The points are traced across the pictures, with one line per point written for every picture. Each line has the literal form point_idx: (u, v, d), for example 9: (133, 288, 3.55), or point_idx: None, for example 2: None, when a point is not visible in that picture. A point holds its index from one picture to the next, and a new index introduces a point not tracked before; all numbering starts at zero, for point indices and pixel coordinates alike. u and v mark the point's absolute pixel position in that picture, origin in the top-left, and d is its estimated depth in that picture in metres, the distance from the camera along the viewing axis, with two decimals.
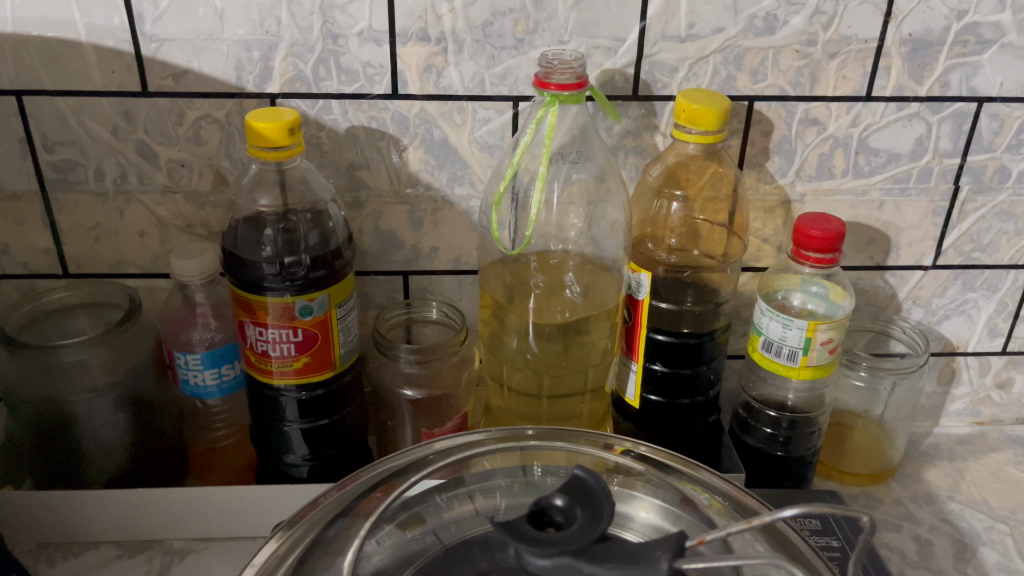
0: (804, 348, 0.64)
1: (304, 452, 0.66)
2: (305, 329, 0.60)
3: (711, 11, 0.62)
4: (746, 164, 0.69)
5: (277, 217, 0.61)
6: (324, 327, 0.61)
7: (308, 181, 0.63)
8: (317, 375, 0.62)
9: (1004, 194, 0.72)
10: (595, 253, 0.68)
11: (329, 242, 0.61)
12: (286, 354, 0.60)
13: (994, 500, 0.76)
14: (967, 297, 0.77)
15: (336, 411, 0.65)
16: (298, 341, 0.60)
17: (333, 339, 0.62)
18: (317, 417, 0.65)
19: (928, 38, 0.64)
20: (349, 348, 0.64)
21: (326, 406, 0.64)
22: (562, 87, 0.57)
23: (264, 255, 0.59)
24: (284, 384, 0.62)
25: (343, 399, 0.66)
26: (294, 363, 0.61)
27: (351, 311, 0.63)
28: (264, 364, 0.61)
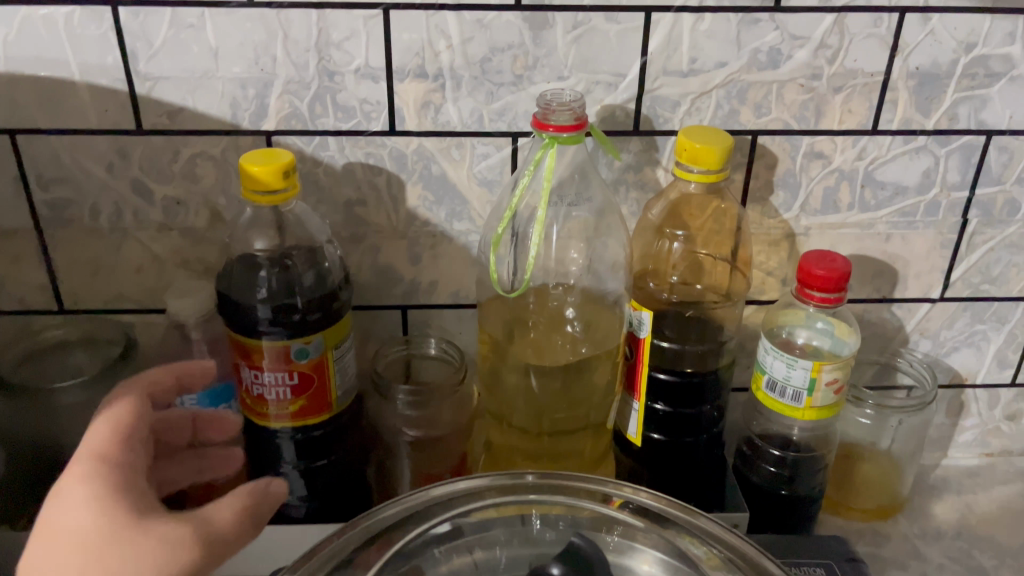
0: (809, 389, 0.63)
1: (301, 492, 0.65)
2: (301, 372, 0.59)
3: (714, 46, 0.61)
4: (750, 198, 0.68)
5: (273, 259, 0.60)
6: (320, 370, 0.60)
7: (304, 222, 0.62)
8: (313, 417, 0.61)
9: (1013, 226, 0.70)
10: (597, 289, 0.67)
11: (325, 283, 0.61)
12: (282, 397, 0.60)
13: (1003, 536, 0.75)
14: (976, 329, 0.76)
15: (333, 450, 0.65)
16: (294, 383, 0.59)
17: (330, 383, 0.61)
18: (315, 457, 0.64)
19: (935, 71, 0.63)
20: (346, 389, 0.63)
21: (324, 446, 0.64)
22: (561, 129, 0.56)
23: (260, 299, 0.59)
24: (279, 426, 0.61)
25: (340, 437, 0.65)
26: (291, 406, 0.60)
27: (347, 353, 0.62)
28: (259, 406, 0.61)
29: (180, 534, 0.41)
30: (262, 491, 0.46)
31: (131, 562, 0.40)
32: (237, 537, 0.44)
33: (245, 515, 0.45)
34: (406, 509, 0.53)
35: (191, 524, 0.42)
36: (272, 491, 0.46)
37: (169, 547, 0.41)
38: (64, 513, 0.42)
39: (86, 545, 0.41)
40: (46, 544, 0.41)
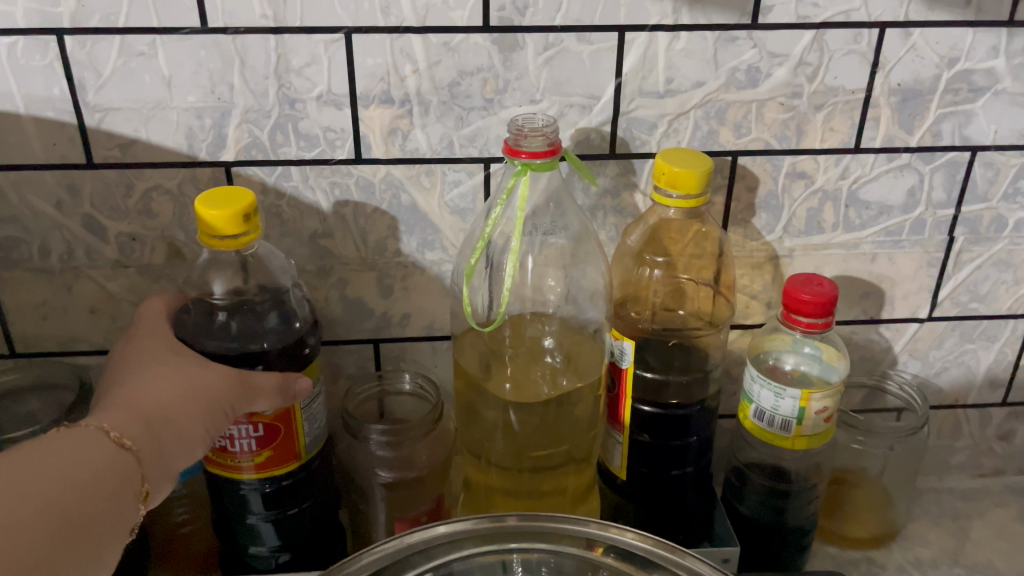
0: (798, 418, 0.61)
1: (273, 543, 0.62)
2: (266, 422, 0.56)
3: (691, 65, 0.59)
4: (732, 221, 0.66)
5: (234, 303, 0.57)
6: (287, 419, 0.57)
7: (268, 258, 0.59)
8: (282, 467, 0.58)
9: (1001, 243, 0.69)
10: (576, 317, 0.64)
11: (291, 325, 0.58)
12: (246, 449, 0.56)
13: (1002, 562, 0.72)
14: (965, 349, 0.73)
15: (304, 499, 0.61)
16: (259, 433, 0.56)
17: (297, 433, 0.58)
18: (284, 506, 0.60)
19: (918, 87, 0.61)
20: (315, 434, 0.60)
21: (293, 495, 0.60)
22: (533, 155, 0.53)
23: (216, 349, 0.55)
24: (245, 479, 0.58)
25: (309, 483, 0.61)
26: (256, 457, 0.57)
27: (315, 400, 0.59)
28: (220, 458, 0.57)
29: (228, 371, 0.53)
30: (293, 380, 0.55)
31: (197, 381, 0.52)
32: (269, 397, 0.54)
33: (282, 381, 0.55)
34: (386, 559, 0.51)
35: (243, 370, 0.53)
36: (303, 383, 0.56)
37: (226, 370, 0.53)
38: (153, 338, 0.55)
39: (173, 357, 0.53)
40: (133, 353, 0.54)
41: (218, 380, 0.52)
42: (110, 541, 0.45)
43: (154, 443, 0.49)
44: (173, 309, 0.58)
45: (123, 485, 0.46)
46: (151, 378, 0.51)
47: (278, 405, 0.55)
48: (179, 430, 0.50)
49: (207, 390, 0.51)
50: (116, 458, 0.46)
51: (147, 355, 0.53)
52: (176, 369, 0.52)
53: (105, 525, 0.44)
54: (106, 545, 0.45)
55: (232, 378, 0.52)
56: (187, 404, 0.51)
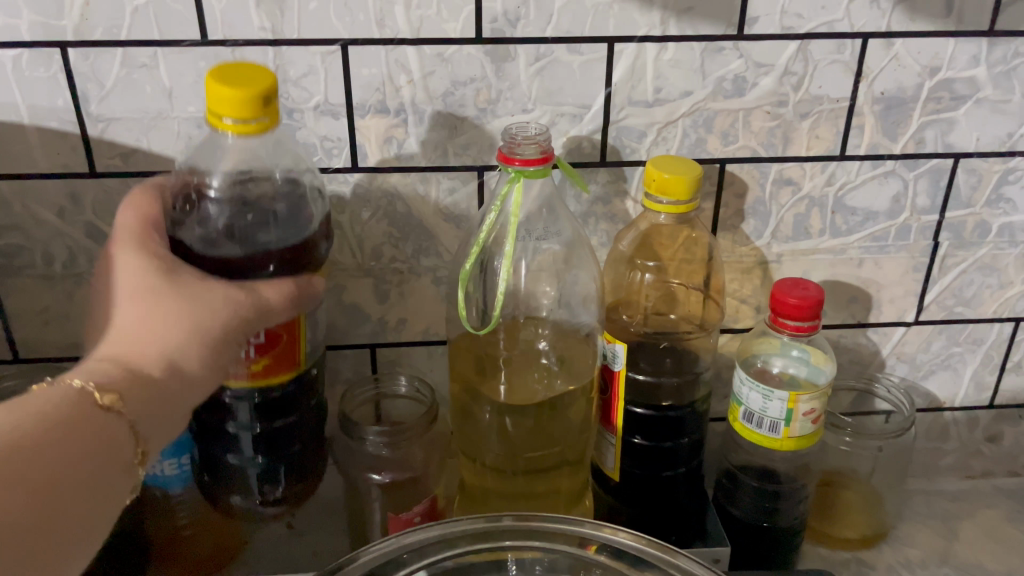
0: (785, 419, 0.62)
1: (251, 453, 0.62)
2: (269, 330, 0.55)
3: (679, 74, 0.61)
4: (721, 227, 0.67)
5: (240, 198, 0.55)
6: (290, 328, 0.57)
7: (281, 151, 0.57)
8: (278, 376, 0.58)
9: (985, 248, 0.70)
10: (569, 321, 0.65)
11: (302, 223, 0.57)
12: (246, 357, 0.56)
13: (990, 563, 0.73)
14: (952, 352, 0.75)
15: (288, 418, 0.62)
16: (260, 341, 0.55)
17: (300, 344, 0.58)
18: (266, 429, 0.61)
19: (901, 96, 0.63)
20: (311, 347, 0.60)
21: (279, 408, 0.60)
22: (526, 162, 0.55)
23: (219, 245, 0.54)
24: (236, 386, 0.57)
25: (293, 405, 0.61)
26: (253, 366, 0.56)
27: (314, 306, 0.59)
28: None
29: (237, 300, 0.51)
30: (307, 284, 0.56)
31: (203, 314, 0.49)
32: (284, 315, 0.54)
33: (299, 292, 0.55)
34: (380, 559, 0.52)
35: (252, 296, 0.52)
36: (315, 288, 0.57)
37: (235, 298, 0.51)
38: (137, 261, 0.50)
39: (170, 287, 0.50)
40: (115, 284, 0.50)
41: (224, 310, 0.50)
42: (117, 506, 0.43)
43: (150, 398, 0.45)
44: (171, 201, 0.56)
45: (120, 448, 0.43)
46: (143, 319, 0.48)
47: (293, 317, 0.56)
48: (187, 376, 0.48)
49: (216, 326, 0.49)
50: (109, 422, 0.43)
51: (135, 284, 0.49)
52: (170, 306, 0.48)
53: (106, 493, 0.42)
54: (110, 515, 0.43)
55: (243, 307, 0.51)
56: (189, 347, 0.48)
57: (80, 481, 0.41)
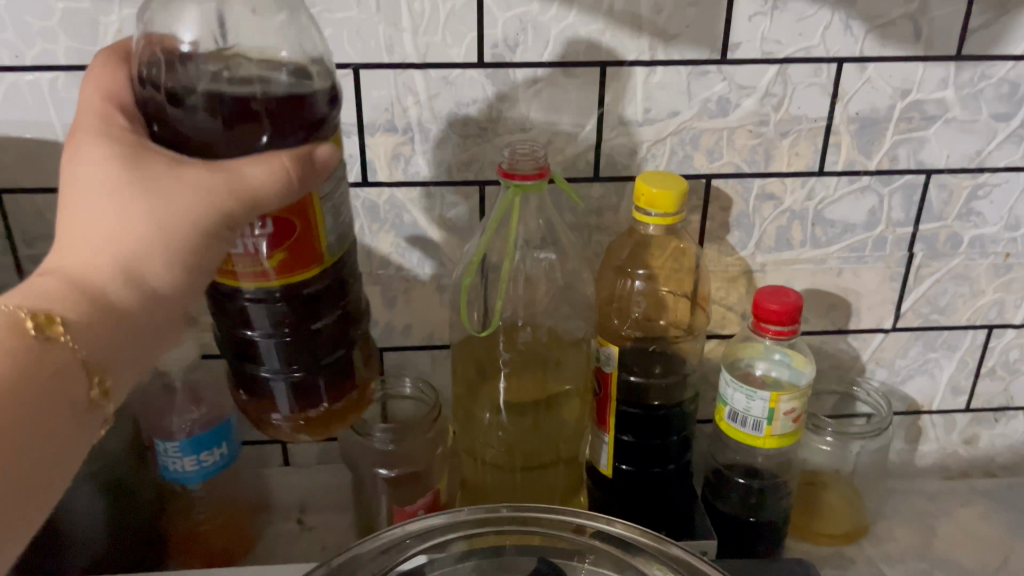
0: (768, 418, 0.66)
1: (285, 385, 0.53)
2: (275, 217, 0.45)
3: (667, 96, 0.65)
4: (708, 238, 0.72)
5: (234, 63, 0.48)
6: (302, 211, 0.46)
7: (301, 39, 0.51)
8: (305, 272, 0.47)
9: (958, 258, 0.74)
10: (565, 327, 0.69)
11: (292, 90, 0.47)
12: (251, 250, 0.45)
13: (965, 557, 0.77)
14: (929, 357, 0.79)
15: (326, 351, 0.54)
16: (268, 230, 0.45)
17: (320, 240, 0.47)
18: (297, 359, 0.52)
19: (874, 116, 0.67)
20: (337, 237, 0.49)
21: (309, 313, 0.51)
22: (525, 177, 0.59)
23: (175, 74, 0.46)
24: (249, 290, 0.47)
25: (327, 303, 0.52)
26: (264, 265, 0.46)
27: (337, 187, 0.49)
28: (234, 276, 0.46)
29: (210, 188, 0.42)
30: (308, 155, 0.44)
31: (170, 209, 0.42)
32: (276, 200, 0.44)
33: (290, 171, 0.43)
34: (384, 543, 0.57)
35: (225, 175, 0.43)
36: (325, 168, 0.45)
37: (213, 190, 0.42)
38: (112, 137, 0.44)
39: (120, 184, 0.42)
40: (70, 186, 0.43)
41: (195, 203, 0.42)
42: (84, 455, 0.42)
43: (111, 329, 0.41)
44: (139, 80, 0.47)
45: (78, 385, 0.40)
46: (101, 229, 0.41)
47: (292, 199, 0.44)
48: (157, 287, 0.43)
49: (196, 228, 0.43)
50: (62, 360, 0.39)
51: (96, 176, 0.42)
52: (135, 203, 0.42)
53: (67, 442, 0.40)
54: (75, 457, 0.41)
55: (222, 201, 0.43)
56: (159, 249, 0.42)
57: (42, 444, 0.38)
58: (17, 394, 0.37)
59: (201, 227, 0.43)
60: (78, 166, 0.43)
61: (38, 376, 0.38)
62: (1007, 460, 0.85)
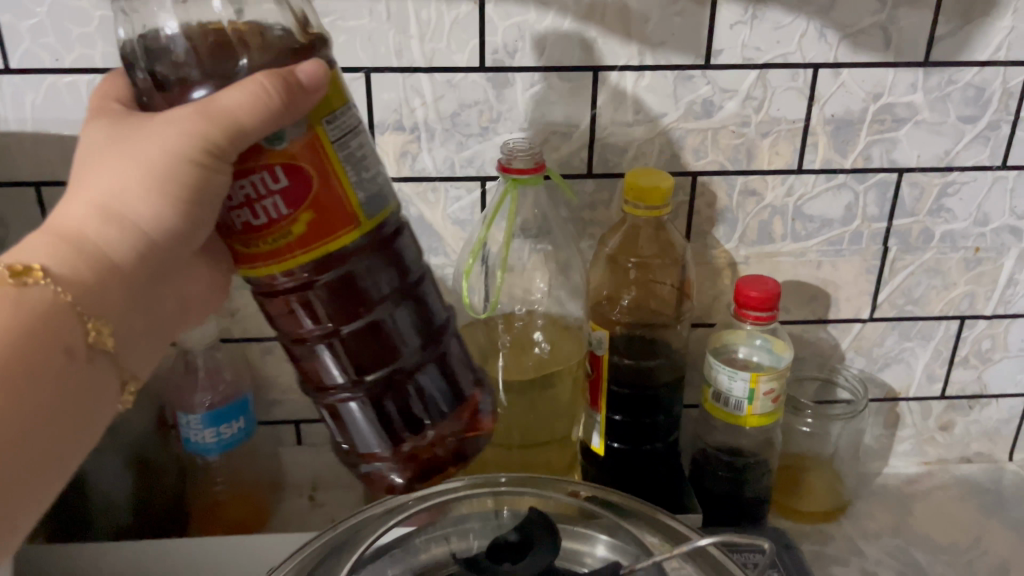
0: (748, 398, 0.71)
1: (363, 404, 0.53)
2: (285, 164, 0.44)
3: (655, 99, 0.70)
4: (694, 231, 0.77)
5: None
6: (311, 155, 0.44)
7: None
8: (331, 226, 0.45)
9: (930, 252, 0.79)
10: (560, 313, 0.75)
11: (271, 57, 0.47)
12: (270, 218, 0.44)
13: (937, 535, 0.82)
14: (904, 346, 0.84)
15: (395, 347, 0.51)
16: (284, 182, 0.44)
17: (344, 196, 0.45)
18: (377, 363, 0.51)
19: (849, 118, 0.72)
20: (364, 189, 0.46)
21: (346, 286, 0.48)
22: (521, 172, 0.65)
23: (182, 0, 0.47)
24: (285, 263, 0.45)
25: (380, 290, 0.49)
26: (291, 224, 0.44)
27: (356, 137, 0.47)
28: (266, 264, 0.45)
29: (187, 122, 0.43)
30: (289, 75, 0.43)
31: (152, 156, 0.43)
32: (254, 116, 0.42)
33: (270, 88, 0.42)
34: (386, 506, 0.58)
35: (199, 108, 0.43)
36: (312, 92, 0.44)
37: (186, 120, 0.43)
38: (106, 120, 0.47)
39: (109, 153, 0.45)
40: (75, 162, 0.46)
41: (175, 142, 0.43)
42: (97, 407, 0.44)
43: (101, 273, 0.43)
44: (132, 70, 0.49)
45: (73, 327, 0.42)
46: (95, 187, 0.44)
47: (290, 128, 0.43)
48: (145, 225, 0.44)
49: (172, 160, 0.43)
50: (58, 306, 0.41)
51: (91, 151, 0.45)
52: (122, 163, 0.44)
53: (75, 386, 0.43)
54: (86, 398, 0.43)
55: (197, 126, 0.43)
56: (145, 196, 0.44)
57: (50, 391, 0.41)
58: (13, 338, 0.39)
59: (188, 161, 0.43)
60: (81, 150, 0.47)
61: (35, 322, 0.40)
62: (982, 446, 0.90)
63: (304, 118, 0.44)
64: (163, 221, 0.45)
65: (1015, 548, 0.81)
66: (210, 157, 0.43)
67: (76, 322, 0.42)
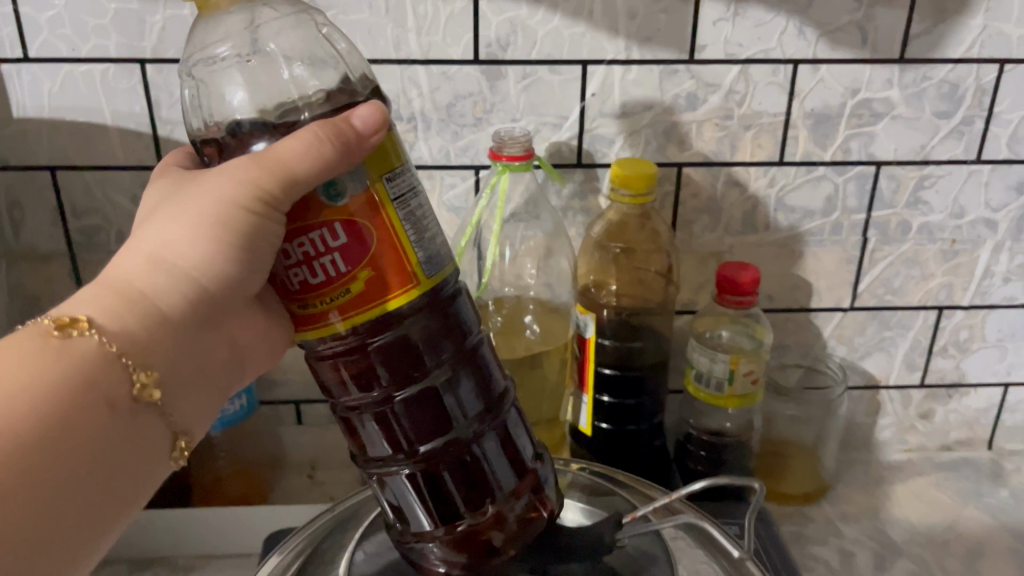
0: (729, 379, 0.73)
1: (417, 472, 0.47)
2: (343, 220, 0.41)
3: (641, 92, 0.74)
4: (680, 221, 0.80)
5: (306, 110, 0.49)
6: (374, 210, 0.42)
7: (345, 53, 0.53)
8: (394, 280, 0.42)
9: (908, 243, 0.82)
10: (550, 299, 0.79)
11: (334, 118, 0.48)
12: (328, 276, 0.41)
13: (915, 518, 0.84)
14: (885, 335, 0.86)
15: (451, 414, 0.47)
16: (343, 239, 0.41)
17: (407, 252, 0.42)
18: (432, 434, 0.46)
19: (828, 112, 0.75)
20: (427, 248, 0.44)
21: (406, 352, 0.45)
22: (512, 158, 0.68)
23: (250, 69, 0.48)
24: (344, 324, 0.42)
25: (443, 350, 0.47)
26: (349, 282, 0.41)
27: (416, 196, 0.45)
28: (322, 325, 0.42)
29: (241, 175, 0.43)
30: (348, 123, 0.43)
31: (204, 207, 0.43)
32: (309, 164, 0.41)
33: (326, 138, 0.42)
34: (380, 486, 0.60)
35: (254, 160, 0.43)
36: (369, 140, 0.43)
37: (241, 170, 0.43)
38: (168, 185, 0.47)
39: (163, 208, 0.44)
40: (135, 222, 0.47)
41: (229, 190, 0.43)
42: (144, 471, 0.42)
43: (151, 326, 0.42)
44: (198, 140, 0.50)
45: (118, 387, 0.40)
46: (146, 238, 0.43)
47: (357, 188, 0.42)
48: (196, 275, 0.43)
49: (226, 208, 0.43)
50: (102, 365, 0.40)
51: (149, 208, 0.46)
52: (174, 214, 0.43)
53: (123, 447, 0.41)
54: (136, 457, 0.41)
55: (252, 175, 0.42)
56: (197, 244, 0.43)
57: (92, 454, 0.39)
58: (56, 394, 0.38)
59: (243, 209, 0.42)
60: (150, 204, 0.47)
61: (77, 379, 0.39)
62: (962, 435, 0.92)
63: (361, 168, 0.42)
64: (213, 268, 0.44)
65: (991, 531, 0.83)
66: (264, 206, 0.42)
67: (122, 377, 0.40)
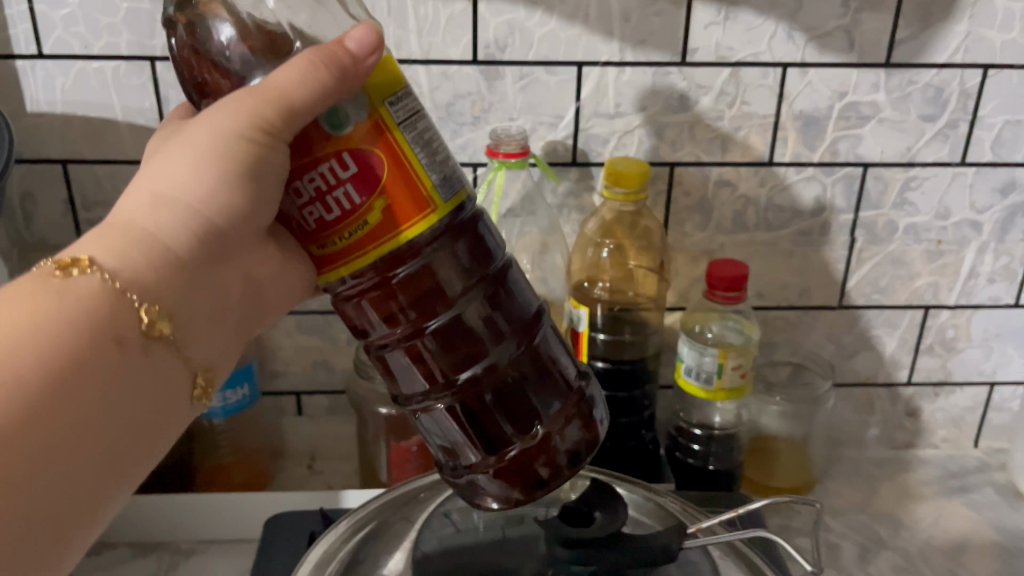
0: (718, 372, 0.75)
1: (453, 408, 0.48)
2: (353, 150, 0.43)
3: (635, 93, 0.76)
4: (672, 219, 0.82)
5: None
6: (383, 138, 0.43)
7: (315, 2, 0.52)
8: (405, 209, 0.43)
9: (895, 244, 0.84)
10: (545, 293, 0.80)
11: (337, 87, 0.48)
12: (344, 209, 0.43)
13: (901, 513, 0.86)
14: (872, 334, 0.88)
15: (484, 338, 0.48)
16: (354, 170, 0.43)
17: (419, 176, 0.44)
18: (467, 362, 0.47)
19: (816, 114, 0.78)
20: (438, 173, 0.45)
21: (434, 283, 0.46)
22: (508, 155, 0.70)
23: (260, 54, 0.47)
24: (359, 257, 0.44)
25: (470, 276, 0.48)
26: (365, 212, 0.43)
27: (422, 119, 0.46)
28: (343, 264, 0.44)
29: (236, 108, 0.43)
30: (342, 47, 0.44)
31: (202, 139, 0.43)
32: (302, 89, 0.42)
33: (321, 64, 0.43)
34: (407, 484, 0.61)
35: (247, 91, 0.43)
36: (366, 61, 0.44)
37: (238, 102, 0.43)
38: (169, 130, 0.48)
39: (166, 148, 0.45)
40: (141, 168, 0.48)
41: (225, 122, 0.43)
42: (158, 417, 0.43)
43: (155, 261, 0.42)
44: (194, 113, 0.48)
45: (127, 321, 0.41)
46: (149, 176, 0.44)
47: (358, 115, 0.43)
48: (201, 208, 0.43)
49: (226, 139, 0.43)
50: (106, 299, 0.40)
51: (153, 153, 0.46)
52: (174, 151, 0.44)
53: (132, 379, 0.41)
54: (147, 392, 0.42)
55: (250, 104, 0.43)
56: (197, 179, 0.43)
57: (99, 389, 0.39)
58: (58, 330, 0.38)
59: (240, 140, 0.43)
60: (151, 152, 0.48)
61: (80, 313, 0.39)
62: (948, 433, 0.94)
63: (362, 94, 0.43)
64: (217, 200, 0.44)
65: (975, 526, 0.85)
66: (265, 134, 0.42)
67: (129, 312, 0.41)
